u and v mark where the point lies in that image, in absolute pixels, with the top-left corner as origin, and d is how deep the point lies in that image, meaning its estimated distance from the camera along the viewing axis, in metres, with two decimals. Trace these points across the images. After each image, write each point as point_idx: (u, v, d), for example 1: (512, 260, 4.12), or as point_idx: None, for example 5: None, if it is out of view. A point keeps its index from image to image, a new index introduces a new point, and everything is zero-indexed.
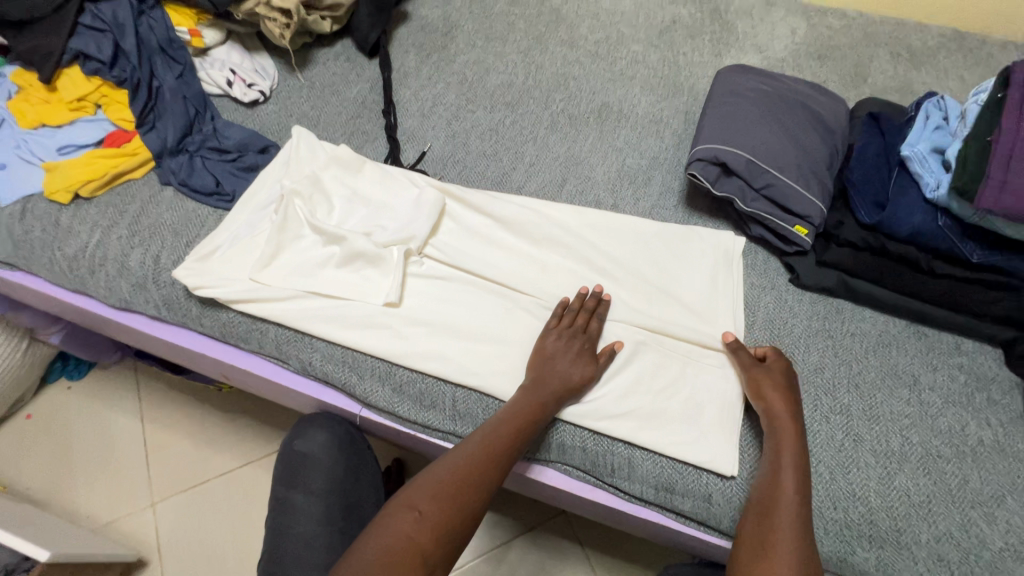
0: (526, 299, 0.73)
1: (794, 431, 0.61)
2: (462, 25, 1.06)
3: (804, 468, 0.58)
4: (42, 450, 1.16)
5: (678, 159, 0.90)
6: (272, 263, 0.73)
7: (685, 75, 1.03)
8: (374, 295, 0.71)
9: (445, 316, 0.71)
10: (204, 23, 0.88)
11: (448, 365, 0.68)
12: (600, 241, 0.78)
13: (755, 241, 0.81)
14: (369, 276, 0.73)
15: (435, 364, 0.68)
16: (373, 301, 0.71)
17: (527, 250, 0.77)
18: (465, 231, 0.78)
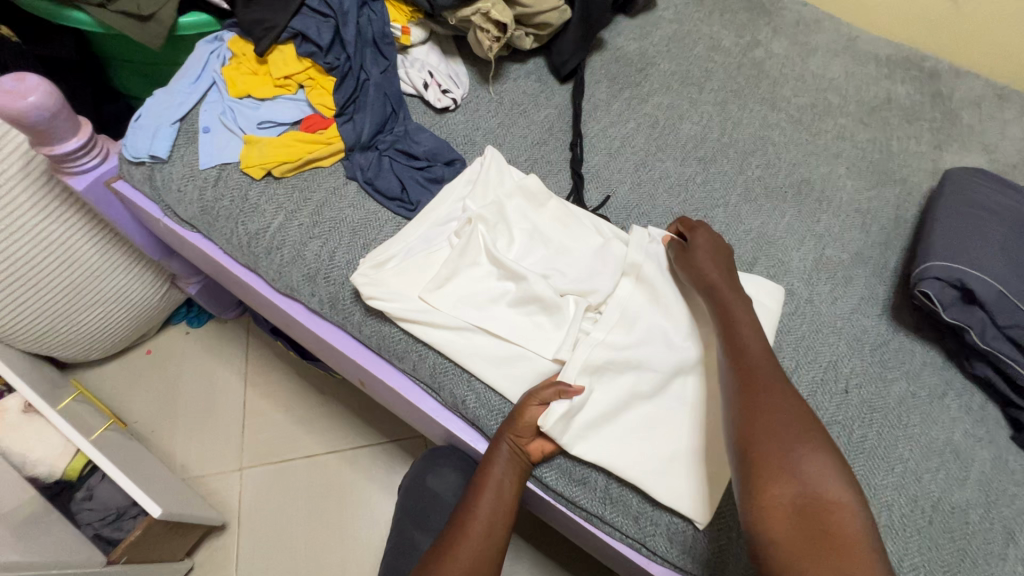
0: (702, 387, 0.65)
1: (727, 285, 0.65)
2: (657, 63, 1.00)
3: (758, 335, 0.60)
4: (153, 387, 1.21)
5: (885, 261, 0.80)
6: (445, 289, 0.69)
7: (898, 163, 0.92)
8: (542, 346, 0.66)
9: (614, 386, 0.64)
10: (414, 20, 0.86)
11: (607, 448, 0.62)
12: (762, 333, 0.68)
13: (973, 381, 0.70)
14: (539, 322, 0.68)
15: (592, 438, 0.62)
16: (540, 352, 0.66)
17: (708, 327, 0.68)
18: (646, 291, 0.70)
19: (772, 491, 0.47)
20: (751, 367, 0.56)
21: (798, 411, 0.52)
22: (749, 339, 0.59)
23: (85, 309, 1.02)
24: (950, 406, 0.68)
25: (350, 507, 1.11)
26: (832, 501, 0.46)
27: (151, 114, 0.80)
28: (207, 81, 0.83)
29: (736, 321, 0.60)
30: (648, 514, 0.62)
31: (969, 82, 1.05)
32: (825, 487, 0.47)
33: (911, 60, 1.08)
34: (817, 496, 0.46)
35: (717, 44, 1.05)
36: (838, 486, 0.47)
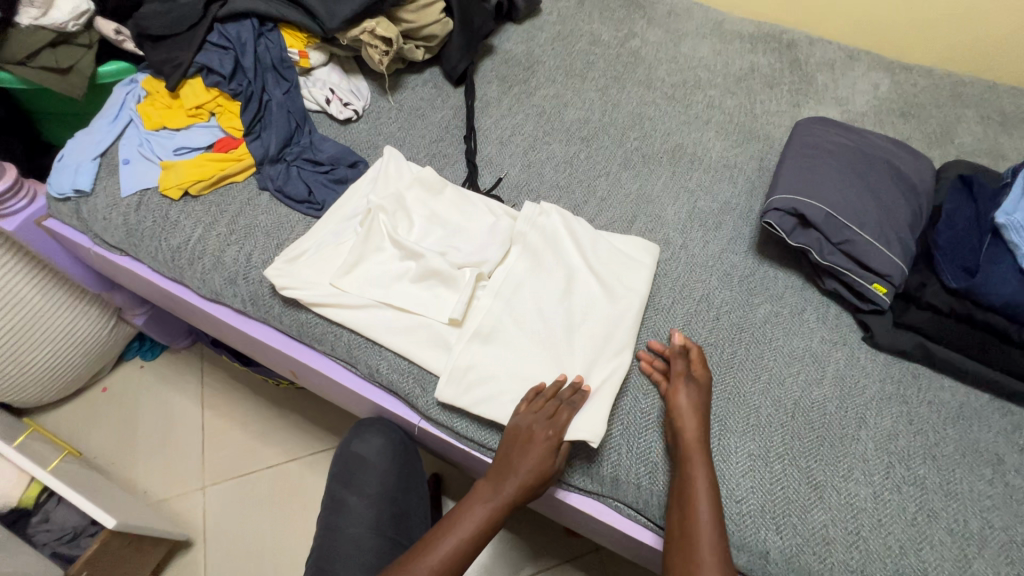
0: (586, 331, 0.73)
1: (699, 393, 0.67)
2: (543, 60, 1.11)
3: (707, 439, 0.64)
4: (111, 422, 1.24)
5: (750, 206, 0.90)
6: (352, 271, 0.76)
7: (761, 123, 1.03)
8: (442, 309, 0.74)
9: (508, 339, 0.72)
10: (311, 45, 0.95)
11: (506, 390, 0.69)
12: (638, 281, 0.77)
13: (828, 296, 0.80)
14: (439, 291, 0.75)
15: (492, 386, 0.69)
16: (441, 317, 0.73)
17: (590, 282, 0.76)
18: (532, 257, 0.78)
19: None
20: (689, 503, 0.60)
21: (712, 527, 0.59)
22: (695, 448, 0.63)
23: (32, 351, 1.06)
24: (808, 319, 0.78)
25: (313, 509, 1.16)
26: None
27: (73, 153, 0.87)
28: (124, 119, 0.91)
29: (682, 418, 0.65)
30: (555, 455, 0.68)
31: (822, 48, 1.18)
32: None
33: (771, 34, 1.21)
34: None
35: (598, 39, 1.17)
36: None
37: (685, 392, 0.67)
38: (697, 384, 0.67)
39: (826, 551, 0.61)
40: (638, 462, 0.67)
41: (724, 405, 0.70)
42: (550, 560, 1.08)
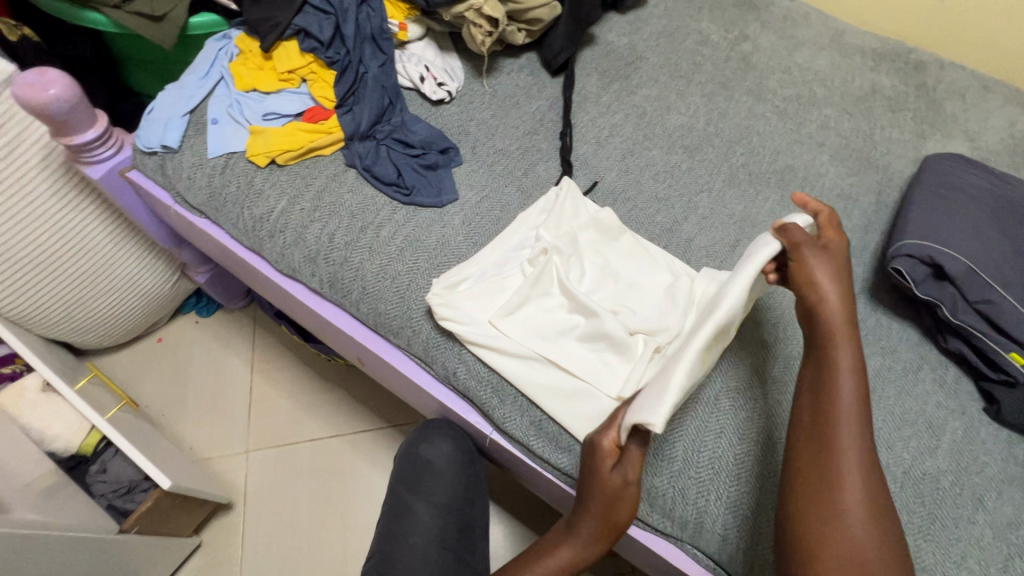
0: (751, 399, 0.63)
1: (842, 301, 0.55)
2: (647, 56, 1.03)
3: (861, 367, 0.54)
4: (164, 374, 1.25)
5: (864, 243, 0.83)
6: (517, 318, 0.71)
7: (880, 151, 0.95)
8: (608, 377, 0.67)
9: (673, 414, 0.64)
10: (411, 17, 0.91)
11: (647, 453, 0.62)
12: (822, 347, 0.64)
13: (949, 356, 0.72)
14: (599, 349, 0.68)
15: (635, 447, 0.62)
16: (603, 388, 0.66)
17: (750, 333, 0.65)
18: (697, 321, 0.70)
19: None
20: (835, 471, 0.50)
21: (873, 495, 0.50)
22: (845, 384, 0.53)
23: (100, 296, 1.07)
24: (924, 379, 0.71)
25: (352, 488, 1.15)
26: None
27: (163, 106, 0.85)
28: (216, 76, 0.88)
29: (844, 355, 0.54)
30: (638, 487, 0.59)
31: (953, 73, 1.07)
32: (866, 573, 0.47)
33: (897, 52, 1.10)
34: None
35: (706, 39, 1.08)
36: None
37: (838, 310, 0.55)
38: (835, 264, 0.57)
39: None
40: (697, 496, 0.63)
41: None
42: None
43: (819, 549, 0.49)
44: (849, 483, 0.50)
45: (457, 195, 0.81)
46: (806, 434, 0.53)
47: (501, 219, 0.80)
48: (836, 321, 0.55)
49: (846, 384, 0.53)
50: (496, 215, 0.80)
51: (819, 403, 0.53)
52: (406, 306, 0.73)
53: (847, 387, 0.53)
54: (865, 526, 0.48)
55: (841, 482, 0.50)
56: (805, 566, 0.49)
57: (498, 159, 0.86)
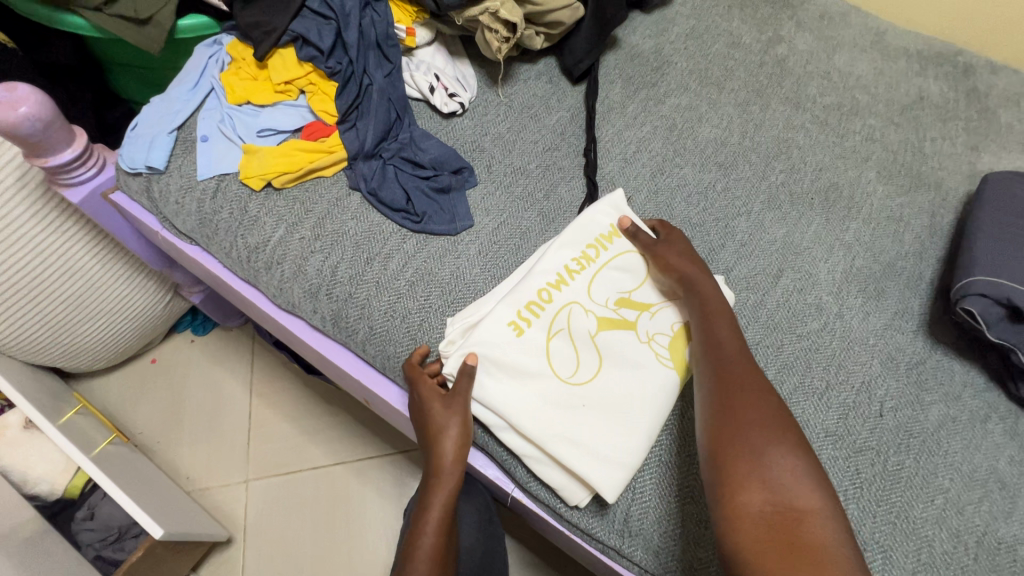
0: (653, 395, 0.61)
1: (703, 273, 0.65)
2: (674, 61, 0.95)
3: (732, 321, 0.61)
4: (158, 397, 1.19)
5: (920, 273, 0.75)
6: (470, 322, 0.64)
7: (932, 166, 0.87)
8: (552, 379, 0.61)
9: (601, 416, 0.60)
10: (419, 21, 0.83)
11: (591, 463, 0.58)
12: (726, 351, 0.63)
13: (1018, 403, 0.65)
14: (535, 344, 0.62)
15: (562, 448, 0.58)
16: (549, 387, 0.61)
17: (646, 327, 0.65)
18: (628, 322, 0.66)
19: (740, 500, 0.47)
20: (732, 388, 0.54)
21: (777, 413, 0.52)
22: (725, 334, 0.59)
23: (86, 320, 1.00)
24: (993, 432, 0.64)
25: (357, 519, 1.09)
26: (806, 513, 0.46)
27: (148, 122, 0.78)
28: (206, 87, 0.80)
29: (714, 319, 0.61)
30: (534, 454, 0.60)
31: (1005, 78, 0.99)
32: (794, 492, 0.47)
33: (944, 54, 1.01)
34: (786, 493, 0.47)
35: (737, 41, 1.00)
36: (830, 507, 0.46)
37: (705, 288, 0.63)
38: (684, 247, 0.67)
39: None
40: (672, 517, 0.59)
41: (887, 530, 0.57)
42: None
43: (736, 458, 0.49)
44: (749, 407, 0.52)
45: (472, 221, 0.73)
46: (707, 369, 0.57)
47: (521, 249, 0.72)
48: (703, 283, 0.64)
49: (724, 337, 0.59)
50: (515, 243, 0.73)
51: (710, 352, 0.58)
52: (417, 349, 0.66)
53: (723, 338, 0.59)
54: (761, 436, 0.50)
55: (745, 406, 0.52)
56: (720, 472, 0.50)
57: (516, 179, 0.78)
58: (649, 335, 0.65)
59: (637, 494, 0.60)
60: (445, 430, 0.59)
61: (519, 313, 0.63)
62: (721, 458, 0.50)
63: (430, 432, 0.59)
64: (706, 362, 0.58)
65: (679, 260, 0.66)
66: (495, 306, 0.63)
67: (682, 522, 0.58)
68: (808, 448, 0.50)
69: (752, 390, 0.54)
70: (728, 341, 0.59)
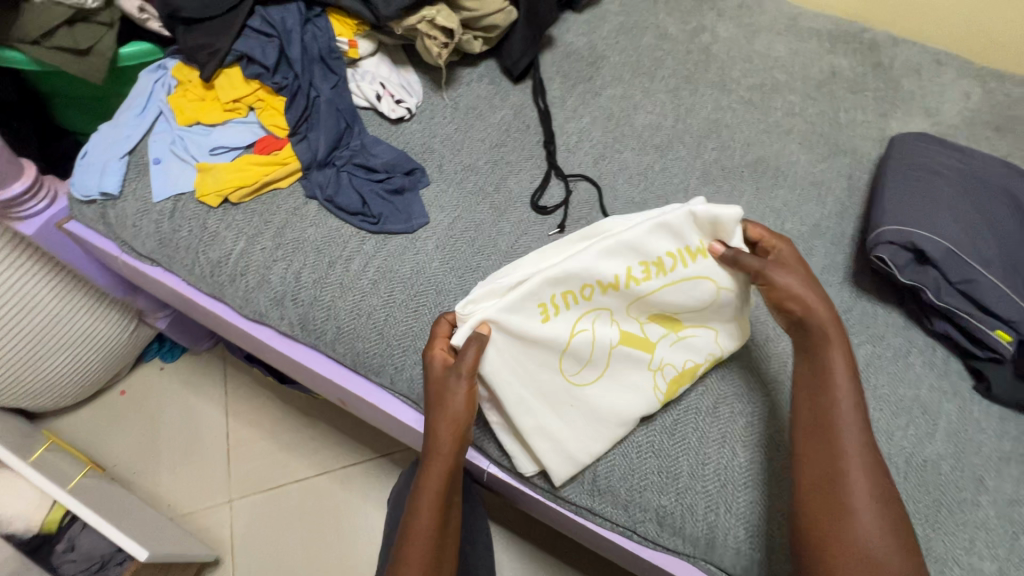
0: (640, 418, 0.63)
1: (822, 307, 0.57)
2: (607, 55, 1.01)
3: (852, 366, 0.57)
4: (131, 427, 1.18)
5: (843, 230, 0.83)
6: (505, 286, 0.58)
7: (847, 134, 0.95)
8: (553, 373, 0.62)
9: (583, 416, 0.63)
10: (360, 33, 0.85)
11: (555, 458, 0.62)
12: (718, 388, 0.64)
13: (935, 337, 0.72)
14: (556, 334, 0.60)
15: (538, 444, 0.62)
16: (545, 385, 0.62)
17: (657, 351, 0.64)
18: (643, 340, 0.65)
19: None
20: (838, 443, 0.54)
21: (885, 489, 0.52)
22: (841, 382, 0.56)
23: (49, 356, 0.99)
24: (915, 364, 0.70)
25: (345, 525, 1.10)
26: None
27: (98, 150, 0.79)
28: (154, 111, 0.82)
29: (829, 365, 0.56)
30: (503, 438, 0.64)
31: (906, 50, 1.08)
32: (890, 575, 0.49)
33: (851, 33, 1.11)
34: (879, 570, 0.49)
35: (665, 32, 1.07)
36: None
37: (833, 332, 0.57)
38: (796, 268, 0.59)
39: None
40: (637, 472, 0.63)
41: None
42: None
43: (836, 537, 0.51)
44: (855, 478, 0.52)
45: (428, 218, 0.77)
46: (807, 426, 0.55)
47: (476, 240, 0.76)
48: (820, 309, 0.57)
49: (841, 388, 0.55)
50: (471, 235, 0.76)
51: (821, 405, 0.55)
52: (385, 343, 0.69)
53: (842, 390, 0.55)
54: (866, 514, 0.51)
55: (852, 478, 0.52)
56: (815, 548, 0.52)
57: (466, 176, 0.82)
58: (659, 363, 0.64)
59: (602, 455, 0.64)
60: (450, 401, 0.57)
61: (552, 299, 0.59)
62: (818, 534, 0.52)
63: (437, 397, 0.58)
64: (808, 417, 0.56)
65: (801, 287, 0.57)
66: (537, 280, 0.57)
67: (647, 476, 0.62)
68: (906, 526, 0.51)
69: (858, 457, 0.53)
70: (845, 397, 0.55)
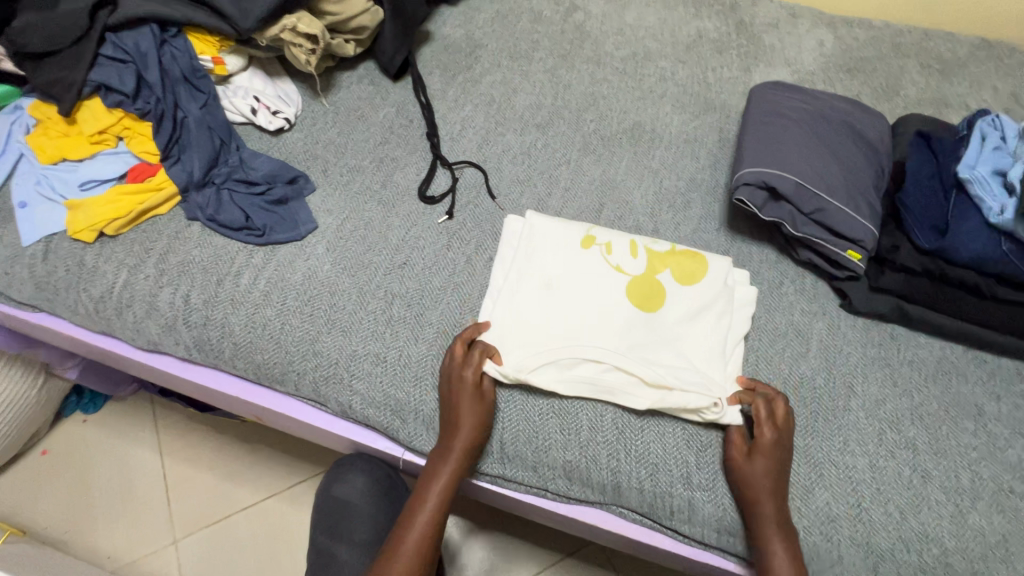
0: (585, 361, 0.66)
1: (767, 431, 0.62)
2: (485, 44, 1.04)
3: (777, 472, 0.61)
4: (58, 485, 1.13)
5: (716, 180, 0.88)
6: (529, 247, 0.74)
7: (715, 92, 1.01)
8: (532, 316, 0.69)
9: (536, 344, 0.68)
10: (226, 49, 0.84)
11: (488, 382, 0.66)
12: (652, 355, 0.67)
13: (803, 265, 0.79)
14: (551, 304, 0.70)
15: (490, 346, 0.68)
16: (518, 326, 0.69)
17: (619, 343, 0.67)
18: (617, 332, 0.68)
19: None
20: (770, 553, 0.58)
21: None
22: (766, 499, 0.59)
23: None
24: (787, 293, 0.76)
25: (298, 543, 1.09)
26: None
27: None
28: (14, 154, 0.78)
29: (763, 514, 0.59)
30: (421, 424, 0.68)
31: (764, 8, 1.16)
32: None
33: None
34: None
35: (539, 15, 1.10)
36: None
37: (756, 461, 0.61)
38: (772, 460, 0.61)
39: (833, 530, 0.61)
40: (542, 434, 0.66)
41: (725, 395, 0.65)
42: (551, 558, 1.02)
43: None
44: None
45: (316, 223, 0.77)
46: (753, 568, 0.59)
47: (367, 237, 0.77)
48: (766, 508, 0.59)
49: (766, 506, 0.59)
50: (361, 234, 0.77)
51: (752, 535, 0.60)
52: (284, 351, 0.69)
53: (767, 506, 0.59)
54: None
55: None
56: None
57: (352, 177, 0.83)
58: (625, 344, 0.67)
59: (505, 424, 0.66)
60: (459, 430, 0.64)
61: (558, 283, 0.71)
62: None
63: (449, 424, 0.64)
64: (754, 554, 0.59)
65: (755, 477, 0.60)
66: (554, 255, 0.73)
67: (551, 435, 0.65)
68: None
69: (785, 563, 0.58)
70: (769, 511, 0.59)
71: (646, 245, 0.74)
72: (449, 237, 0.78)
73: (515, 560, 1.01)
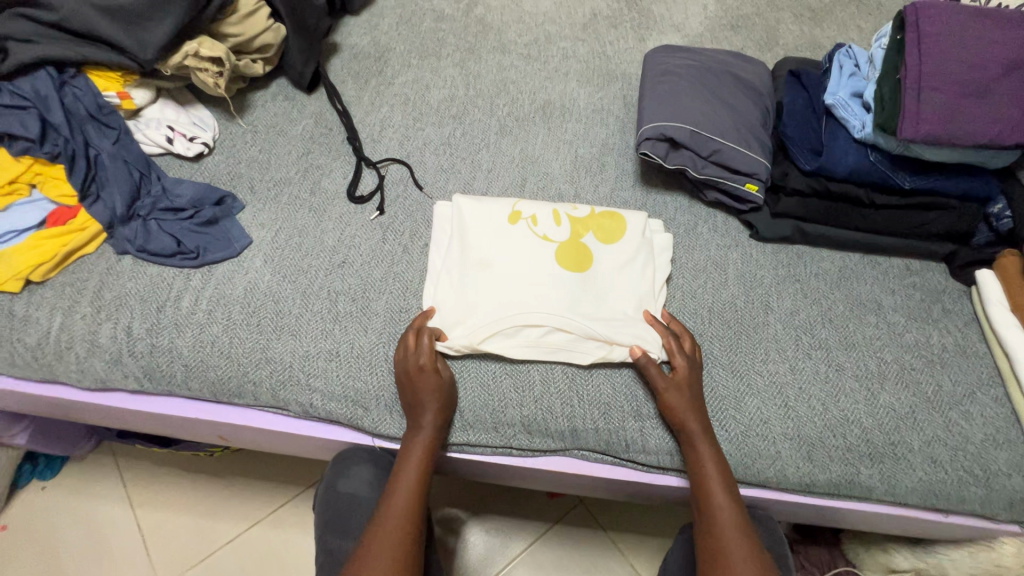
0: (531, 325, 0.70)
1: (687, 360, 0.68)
2: (392, 47, 1.07)
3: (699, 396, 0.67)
4: (25, 559, 1.08)
5: (626, 143, 0.95)
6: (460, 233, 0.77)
7: (615, 63, 1.08)
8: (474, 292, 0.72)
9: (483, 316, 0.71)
10: (131, 83, 0.84)
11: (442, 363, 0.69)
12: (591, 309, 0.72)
13: (712, 206, 0.86)
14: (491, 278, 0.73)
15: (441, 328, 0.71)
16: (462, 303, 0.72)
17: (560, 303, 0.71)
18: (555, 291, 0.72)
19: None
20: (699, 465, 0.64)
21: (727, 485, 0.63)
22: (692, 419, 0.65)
23: None
24: (703, 232, 0.83)
25: (291, 564, 1.09)
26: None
27: None
28: None
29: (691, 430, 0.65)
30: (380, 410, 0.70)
31: None
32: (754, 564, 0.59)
33: None
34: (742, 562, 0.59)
35: (441, 14, 1.14)
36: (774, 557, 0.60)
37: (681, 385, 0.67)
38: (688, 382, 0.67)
39: (768, 429, 0.68)
40: (499, 397, 0.70)
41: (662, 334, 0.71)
42: (540, 527, 1.05)
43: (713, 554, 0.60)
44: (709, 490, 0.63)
45: (250, 237, 0.79)
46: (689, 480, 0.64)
47: (302, 244, 0.79)
48: (692, 428, 0.65)
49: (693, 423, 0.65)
50: (296, 241, 0.79)
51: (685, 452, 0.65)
52: (236, 364, 0.71)
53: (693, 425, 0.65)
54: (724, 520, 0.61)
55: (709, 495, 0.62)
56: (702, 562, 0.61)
57: (280, 190, 0.85)
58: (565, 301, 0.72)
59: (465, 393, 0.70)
60: (425, 408, 0.66)
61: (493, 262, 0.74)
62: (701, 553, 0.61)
63: (412, 402, 0.67)
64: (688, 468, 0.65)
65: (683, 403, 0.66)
66: (486, 234, 0.76)
67: (508, 395, 0.70)
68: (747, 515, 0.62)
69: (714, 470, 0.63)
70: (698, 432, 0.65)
71: (568, 213, 0.79)
72: (384, 231, 0.82)
73: (505, 536, 1.04)
